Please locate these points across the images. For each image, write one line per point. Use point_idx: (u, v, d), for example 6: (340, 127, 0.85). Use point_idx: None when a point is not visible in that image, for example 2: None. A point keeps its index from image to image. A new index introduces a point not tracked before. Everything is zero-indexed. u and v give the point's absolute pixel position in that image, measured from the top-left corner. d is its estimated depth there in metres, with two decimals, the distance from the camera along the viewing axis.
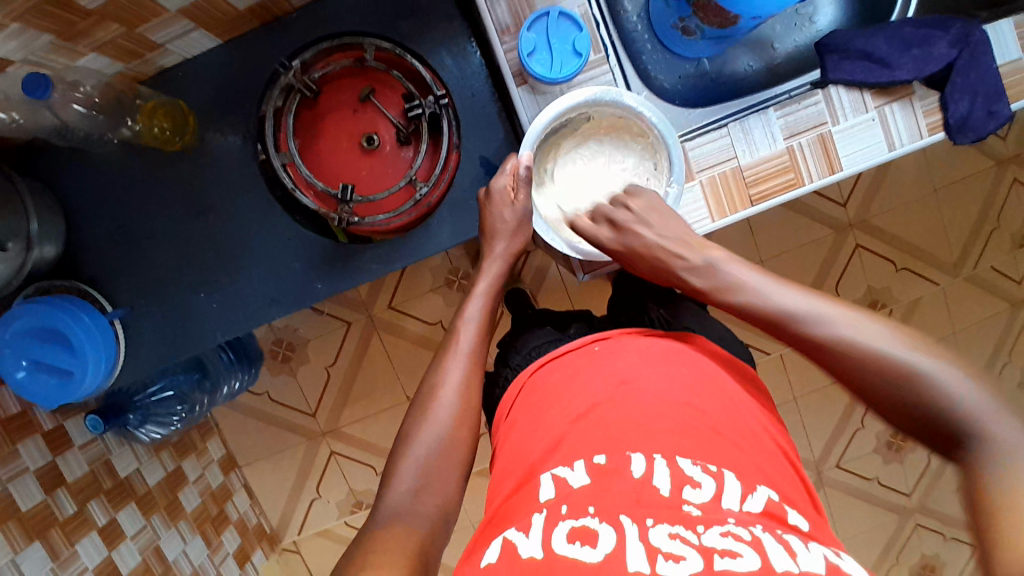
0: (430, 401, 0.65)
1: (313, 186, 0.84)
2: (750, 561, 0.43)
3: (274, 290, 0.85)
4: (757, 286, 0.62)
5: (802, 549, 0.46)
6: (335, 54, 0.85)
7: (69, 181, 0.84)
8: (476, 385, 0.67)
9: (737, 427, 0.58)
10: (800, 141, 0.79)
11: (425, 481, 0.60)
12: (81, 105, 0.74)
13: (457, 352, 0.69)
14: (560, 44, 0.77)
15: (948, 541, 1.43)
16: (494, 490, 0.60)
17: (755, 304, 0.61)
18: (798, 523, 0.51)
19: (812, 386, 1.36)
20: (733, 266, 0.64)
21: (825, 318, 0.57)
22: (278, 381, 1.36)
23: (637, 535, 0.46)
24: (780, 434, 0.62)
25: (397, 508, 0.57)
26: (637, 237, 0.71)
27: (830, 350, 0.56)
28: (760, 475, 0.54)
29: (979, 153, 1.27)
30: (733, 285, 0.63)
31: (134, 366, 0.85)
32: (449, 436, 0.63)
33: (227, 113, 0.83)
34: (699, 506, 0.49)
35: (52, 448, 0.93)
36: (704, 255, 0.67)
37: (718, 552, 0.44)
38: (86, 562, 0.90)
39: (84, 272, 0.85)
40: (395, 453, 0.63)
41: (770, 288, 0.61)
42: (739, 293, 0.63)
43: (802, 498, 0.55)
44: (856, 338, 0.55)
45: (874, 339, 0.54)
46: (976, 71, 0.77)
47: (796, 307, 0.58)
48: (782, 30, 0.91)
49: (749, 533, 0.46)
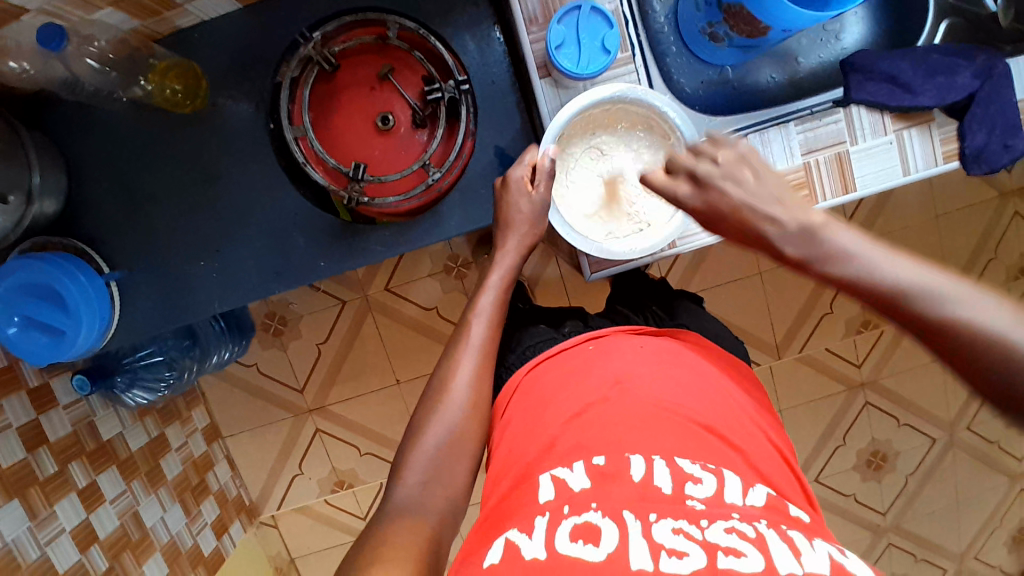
0: (443, 395, 0.65)
1: (324, 161, 0.82)
2: (754, 562, 0.43)
3: (276, 265, 0.84)
4: (852, 248, 0.54)
5: (807, 547, 0.46)
6: (356, 30, 0.83)
7: (72, 135, 0.82)
8: (487, 378, 0.68)
9: (734, 426, 0.58)
10: (817, 158, 0.79)
11: (434, 474, 0.61)
12: (95, 61, 0.72)
13: (468, 346, 0.69)
14: (588, 40, 0.76)
15: (918, 560, 1.46)
16: (490, 490, 0.60)
17: (851, 276, 0.53)
18: (800, 515, 0.52)
19: (799, 400, 1.37)
20: (838, 232, 0.54)
21: (931, 293, 0.49)
22: (267, 354, 1.35)
23: (641, 532, 0.46)
24: (780, 438, 0.62)
25: (406, 504, 0.58)
26: (722, 196, 0.60)
27: (946, 332, 0.48)
28: (754, 474, 0.55)
29: (985, 184, 1.28)
30: (834, 255, 0.54)
31: (126, 330, 0.84)
32: (461, 429, 0.63)
33: (240, 80, 0.81)
34: (702, 500, 0.49)
35: (36, 405, 0.92)
36: (803, 218, 0.56)
37: (722, 549, 0.44)
38: (63, 523, 0.89)
39: (82, 230, 0.83)
40: (405, 446, 0.63)
41: (877, 253, 0.53)
42: (835, 254, 0.54)
43: (798, 497, 0.56)
44: (993, 328, 0.47)
45: (989, 319, 0.47)
46: (996, 104, 0.77)
47: (899, 279, 0.51)
48: (808, 45, 0.90)
49: (753, 530, 0.46)
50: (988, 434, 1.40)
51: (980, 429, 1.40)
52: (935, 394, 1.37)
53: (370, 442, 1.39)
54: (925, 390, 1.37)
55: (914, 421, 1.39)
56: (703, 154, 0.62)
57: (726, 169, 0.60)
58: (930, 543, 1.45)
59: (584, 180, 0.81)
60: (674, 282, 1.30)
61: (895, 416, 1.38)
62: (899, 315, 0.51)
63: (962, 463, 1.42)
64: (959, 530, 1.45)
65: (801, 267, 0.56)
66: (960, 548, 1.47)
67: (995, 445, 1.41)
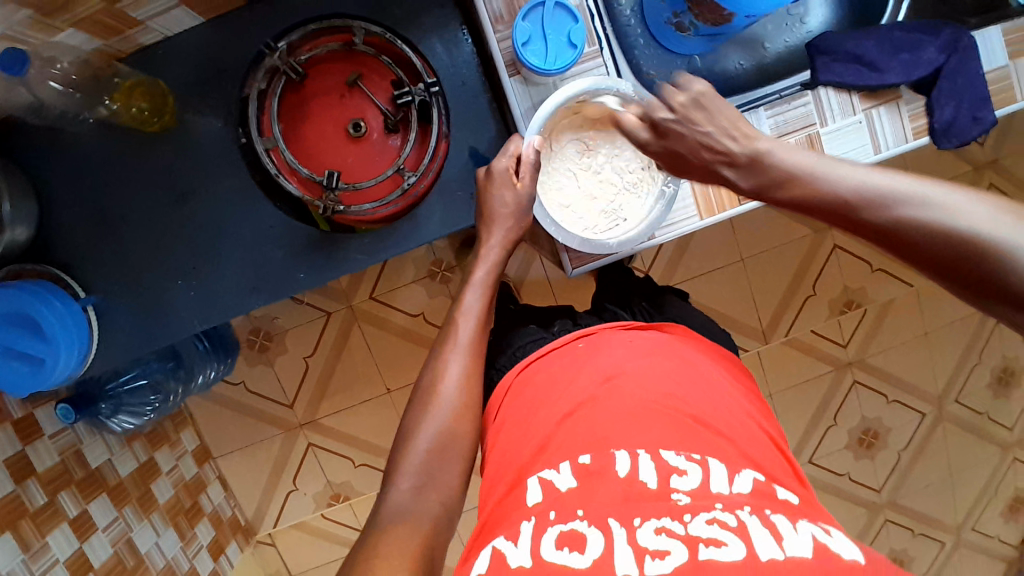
0: (431, 396, 0.65)
1: (297, 171, 0.81)
2: (735, 551, 0.43)
3: (255, 279, 0.83)
4: (800, 168, 0.56)
5: (790, 531, 0.45)
6: (322, 38, 0.82)
7: (39, 160, 0.81)
8: (475, 376, 0.68)
9: (722, 414, 0.58)
10: (789, 142, 0.80)
11: (426, 477, 0.60)
12: (58, 83, 0.71)
13: (455, 345, 0.69)
14: (555, 35, 0.76)
15: (916, 535, 1.47)
16: (486, 496, 0.59)
17: (806, 192, 0.55)
18: (788, 498, 0.52)
19: (789, 383, 1.38)
20: (785, 155, 0.58)
21: (883, 194, 0.50)
22: (254, 371, 1.34)
23: (625, 538, 0.46)
24: (771, 425, 0.63)
25: (401, 511, 0.57)
26: (679, 140, 0.66)
27: (894, 231, 0.49)
28: (745, 460, 0.55)
29: (956, 159, 1.30)
30: (782, 179, 0.57)
31: (107, 355, 0.83)
32: (450, 429, 0.63)
33: (208, 95, 0.81)
34: (687, 493, 0.50)
35: (21, 437, 0.90)
36: (752, 148, 0.60)
37: (702, 540, 0.44)
38: (57, 554, 0.87)
39: (55, 256, 0.81)
40: (398, 449, 0.63)
41: (825, 166, 0.54)
42: (779, 173, 0.57)
43: (791, 480, 0.56)
44: (932, 217, 0.47)
45: (939, 210, 0.47)
46: (962, 77, 0.78)
47: (840, 188, 0.52)
48: (774, 30, 0.91)
49: (735, 518, 0.46)
50: (976, 405, 1.42)
51: (968, 401, 1.42)
52: (922, 369, 1.39)
53: (364, 453, 1.38)
54: (912, 365, 1.39)
55: (902, 397, 1.40)
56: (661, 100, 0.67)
57: (680, 114, 0.65)
58: (926, 517, 1.47)
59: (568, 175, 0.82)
60: (658, 275, 1.31)
61: (883, 394, 1.40)
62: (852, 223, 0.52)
63: (952, 436, 1.44)
64: (953, 502, 1.47)
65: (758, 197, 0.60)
66: (956, 520, 1.48)
67: (983, 415, 1.43)
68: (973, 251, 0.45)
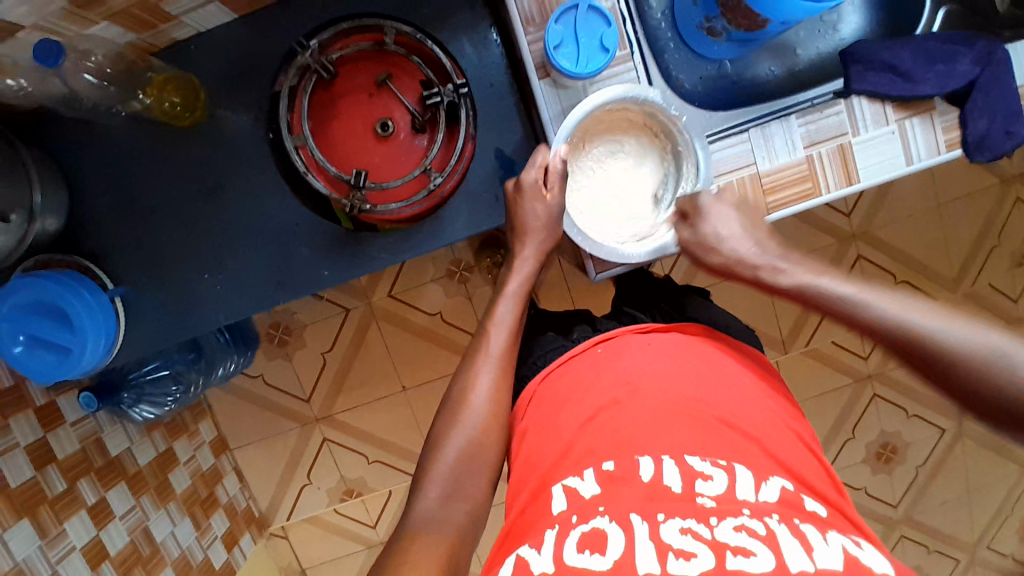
0: (462, 406, 0.65)
1: (325, 169, 0.82)
2: (764, 562, 0.42)
3: (279, 275, 0.84)
4: (843, 293, 0.64)
5: (820, 542, 0.45)
6: (353, 37, 0.83)
7: (72, 151, 0.82)
8: (505, 388, 0.67)
9: (748, 416, 0.58)
10: (819, 151, 0.79)
11: (455, 485, 0.61)
12: (92, 76, 0.72)
13: (487, 355, 0.68)
14: (587, 39, 0.76)
15: (931, 552, 1.45)
16: (510, 502, 0.59)
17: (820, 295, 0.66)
18: (816, 510, 0.51)
19: (806, 394, 1.37)
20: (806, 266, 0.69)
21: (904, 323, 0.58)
22: (273, 365, 1.35)
23: (647, 534, 0.46)
24: (801, 426, 0.62)
25: (429, 518, 0.58)
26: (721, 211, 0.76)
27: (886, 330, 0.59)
28: (774, 465, 0.54)
29: (985, 171, 1.27)
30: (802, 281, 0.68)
31: (132, 345, 0.84)
32: (479, 437, 0.63)
33: (238, 90, 0.81)
34: (713, 497, 0.49)
35: (44, 424, 0.91)
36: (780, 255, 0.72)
37: (730, 549, 0.44)
38: (74, 541, 0.89)
39: (85, 246, 0.83)
40: (428, 454, 0.64)
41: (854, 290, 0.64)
42: (813, 291, 0.67)
43: (823, 483, 0.56)
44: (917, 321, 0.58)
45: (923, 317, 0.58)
46: (995, 89, 0.77)
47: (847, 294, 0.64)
48: (806, 36, 0.90)
49: (763, 526, 0.46)
50: None
51: None
52: None
53: (377, 449, 1.38)
54: None
55: (922, 412, 1.38)
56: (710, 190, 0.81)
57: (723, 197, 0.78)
58: (943, 534, 1.45)
59: (595, 189, 0.82)
60: (679, 278, 1.30)
61: (903, 408, 1.38)
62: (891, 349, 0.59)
63: (972, 453, 1.41)
64: (971, 520, 1.45)
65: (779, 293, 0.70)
66: (974, 539, 1.46)
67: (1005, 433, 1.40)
68: (981, 373, 0.53)
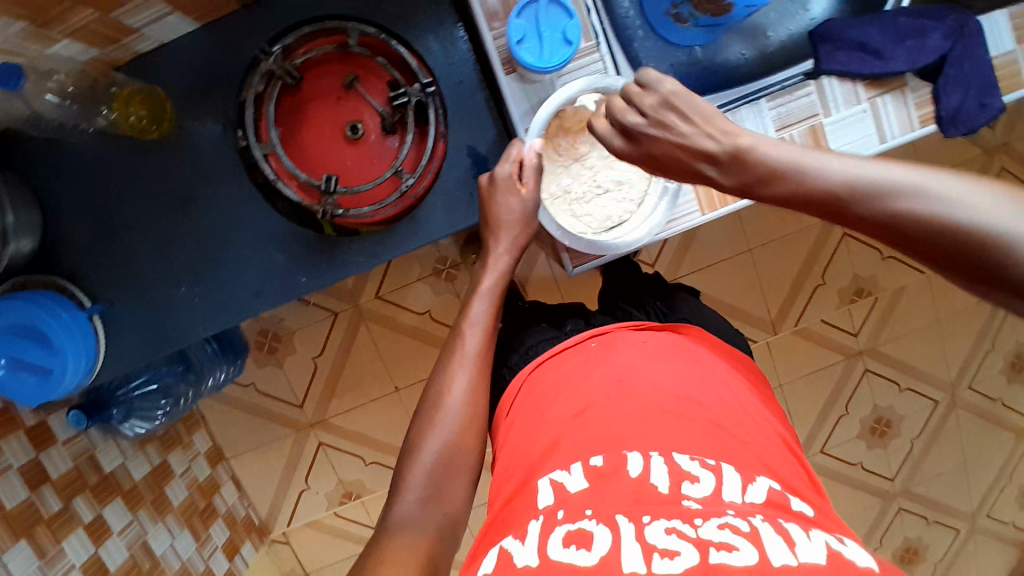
0: (437, 408, 0.65)
1: (296, 176, 0.80)
2: (748, 556, 0.42)
3: (258, 284, 0.83)
4: (819, 179, 0.51)
5: (804, 539, 0.45)
6: (317, 40, 0.81)
7: (41, 170, 0.81)
8: (482, 388, 0.67)
9: (737, 417, 0.58)
10: (792, 133, 0.79)
11: (434, 488, 0.61)
12: (55, 96, 0.71)
13: (463, 356, 0.68)
14: (550, 32, 0.75)
15: (930, 523, 1.46)
16: (495, 494, 0.59)
17: (794, 188, 0.52)
18: (802, 510, 0.51)
19: (799, 373, 1.37)
20: (772, 150, 0.54)
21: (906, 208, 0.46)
22: (263, 372, 1.35)
23: (634, 534, 0.46)
24: (783, 428, 0.62)
25: (409, 519, 0.58)
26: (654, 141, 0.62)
27: (887, 222, 0.47)
28: (761, 465, 0.54)
29: (966, 143, 1.27)
30: (769, 172, 0.54)
31: (115, 361, 0.83)
32: (457, 441, 0.63)
33: (206, 100, 0.81)
34: (699, 500, 0.49)
35: (35, 445, 0.91)
36: (739, 143, 0.56)
37: (714, 544, 0.43)
38: (72, 560, 0.89)
39: (61, 265, 0.82)
40: (405, 457, 0.64)
41: (830, 172, 0.50)
42: (783, 185, 0.53)
43: (804, 485, 0.55)
44: (923, 204, 0.45)
45: (927, 196, 0.45)
46: (969, 63, 0.76)
47: (829, 183, 0.50)
48: (776, 17, 0.88)
49: (748, 524, 0.46)
50: (991, 392, 1.40)
51: (983, 388, 1.40)
52: (937, 357, 1.37)
53: (373, 450, 1.38)
54: (925, 354, 1.37)
55: (915, 385, 1.39)
56: (631, 103, 0.63)
57: (653, 117, 0.61)
58: (940, 504, 1.45)
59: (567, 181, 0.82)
60: (664, 270, 1.30)
61: (896, 381, 1.38)
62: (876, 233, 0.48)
63: (966, 423, 1.42)
64: (968, 490, 1.46)
65: (745, 193, 0.56)
66: (972, 508, 1.47)
67: (999, 403, 1.41)
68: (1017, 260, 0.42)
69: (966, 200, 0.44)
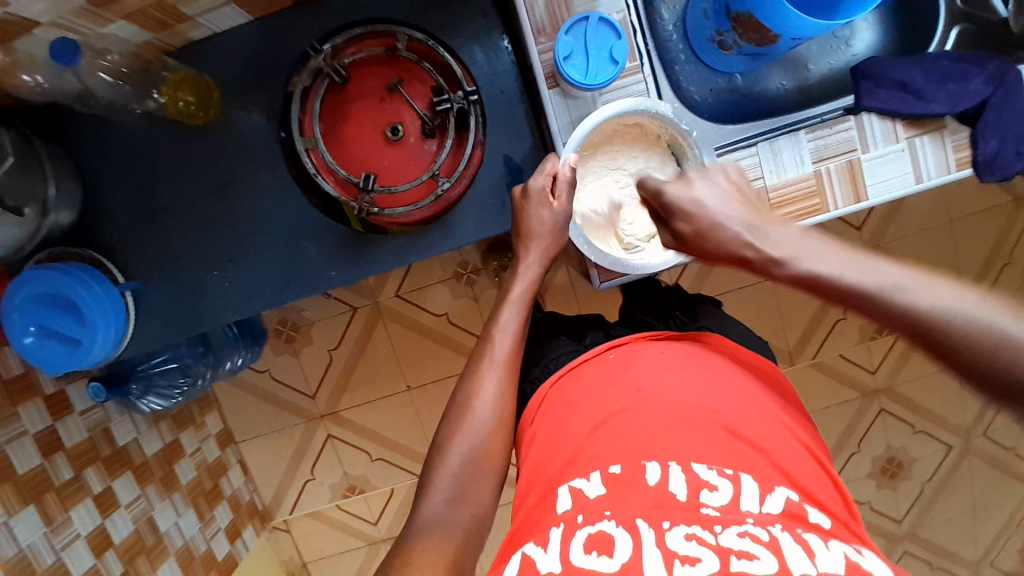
0: (466, 412, 0.65)
1: (335, 172, 0.82)
2: (767, 565, 0.44)
3: (288, 274, 0.85)
4: (847, 270, 0.55)
5: (822, 549, 0.46)
6: (366, 41, 0.83)
7: (87, 147, 0.83)
8: (511, 392, 0.68)
9: (756, 425, 0.58)
10: (828, 166, 0.79)
11: (459, 489, 0.62)
12: (107, 75, 0.73)
13: (492, 362, 0.69)
14: (596, 50, 0.76)
15: (934, 569, 1.44)
16: (518, 501, 0.60)
17: (825, 275, 0.56)
18: (820, 521, 0.51)
19: (812, 407, 1.36)
20: (804, 238, 0.59)
21: (930, 310, 0.51)
22: (280, 360, 1.36)
23: (654, 540, 0.47)
24: (807, 434, 0.62)
25: (435, 519, 0.59)
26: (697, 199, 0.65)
27: (909, 321, 0.52)
28: (779, 474, 0.54)
29: (999, 188, 1.26)
30: (801, 259, 0.58)
31: (141, 339, 0.85)
32: (484, 445, 0.64)
33: (253, 91, 0.83)
34: (717, 508, 0.50)
35: (52, 413, 0.93)
36: (775, 230, 0.61)
37: (734, 552, 0.45)
38: (78, 529, 0.90)
39: (98, 241, 0.84)
40: (431, 459, 0.64)
41: (862, 267, 0.55)
42: (812, 270, 0.57)
43: (831, 499, 0.55)
44: (943, 311, 0.50)
45: (946, 304, 0.51)
46: (1009, 112, 0.77)
47: (860, 277, 0.54)
48: (818, 52, 0.89)
49: (767, 533, 0.47)
50: (1005, 441, 1.38)
51: (997, 436, 1.38)
52: (954, 402, 1.36)
53: (380, 447, 1.39)
54: (942, 399, 1.36)
55: (929, 429, 1.37)
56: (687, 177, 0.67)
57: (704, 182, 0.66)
58: (946, 551, 1.44)
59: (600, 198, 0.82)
60: (686, 286, 1.29)
61: (910, 423, 1.37)
62: (913, 335, 0.52)
63: (979, 471, 1.40)
64: (976, 539, 1.43)
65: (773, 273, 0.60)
66: (977, 557, 1.44)
67: (1013, 452, 1.39)
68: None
69: (983, 311, 0.49)
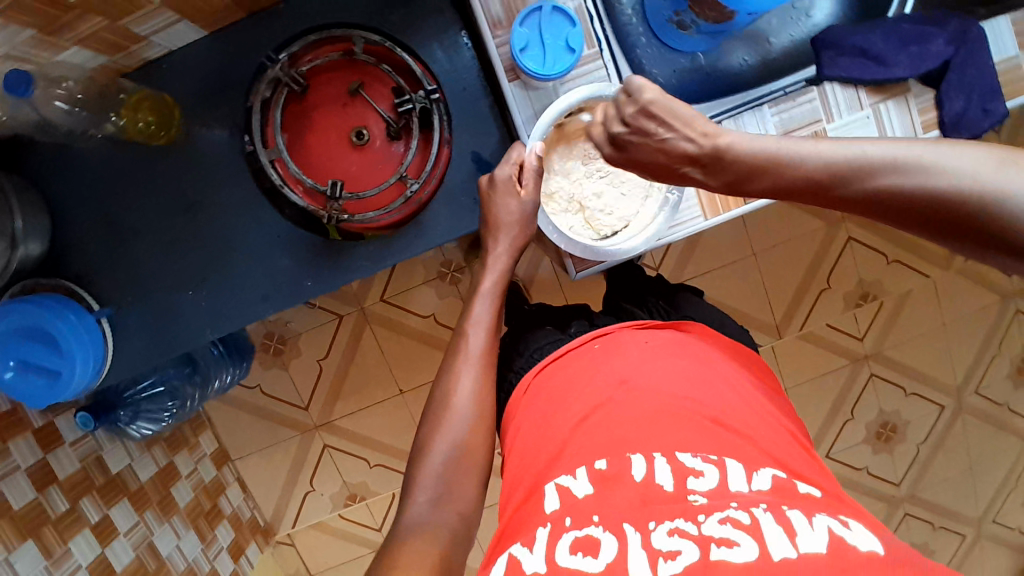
0: (445, 410, 0.65)
1: (302, 182, 0.81)
2: (748, 552, 0.43)
3: (264, 289, 0.84)
4: (798, 163, 0.54)
5: (806, 527, 0.44)
6: (323, 47, 0.82)
7: (50, 175, 0.82)
8: (489, 386, 0.68)
9: (741, 412, 0.58)
10: (794, 139, 0.79)
11: (443, 488, 0.62)
12: (63, 102, 0.72)
13: (468, 357, 0.69)
14: (552, 40, 0.76)
15: (936, 529, 1.45)
16: (505, 498, 0.60)
17: (784, 176, 0.55)
18: (810, 492, 0.51)
19: (803, 378, 1.36)
20: (758, 141, 0.58)
21: (885, 179, 0.48)
22: (269, 374, 1.35)
23: (640, 541, 0.47)
24: (791, 420, 0.62)
25: (422, 520, 0.59)
26: (637, 149, 0.66)
27: (868, 196, 0.50)
28: (765, 457, 0.54)
29: None
30: (756, 166, 0.58)
31: (121, 365, 0.85)
32: (466, 442, 0.64)
33: (214, 106, 0.82)
34: (704, 494, 0.50)
35: (42, 445, 0.92)
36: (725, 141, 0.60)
37: (715, 541, 0.44)
38: (79, 560, 0.90)
39: (69, 269, 0.83)
40: (415, 462, 0.64)
41: (817, 155, 0.53)
42: (771, 174, 0.56)
43: (815, 473, 0.55)
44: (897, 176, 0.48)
45: (900, 165, 0.48)
46: (972, 69, 0.77)
47: (814, 167, 0.53)
48: (778, 24, 0.89)
49: (749, 516, 0.46)
50: (997, 397, 1.40)
51: (989, 392, 1.39)
52: (943, 362, 1.37)
53: (378, 453, 1.39)
54: (931, 359, 1.37)
55: (920, 390, 1.38)
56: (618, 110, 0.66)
57: (633, 126, 0.65)
58: (947, 510, 1.45)
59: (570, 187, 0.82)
60: (669, 270, 1.29)
61: (901, 386, 1.37)
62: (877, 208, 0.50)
63: (972, 428, 1.41)
64: (974, 495, 1.45)
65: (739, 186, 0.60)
66: (978, 513, 1.46)
67: (1005, 407, 1.40)
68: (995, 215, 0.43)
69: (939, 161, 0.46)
